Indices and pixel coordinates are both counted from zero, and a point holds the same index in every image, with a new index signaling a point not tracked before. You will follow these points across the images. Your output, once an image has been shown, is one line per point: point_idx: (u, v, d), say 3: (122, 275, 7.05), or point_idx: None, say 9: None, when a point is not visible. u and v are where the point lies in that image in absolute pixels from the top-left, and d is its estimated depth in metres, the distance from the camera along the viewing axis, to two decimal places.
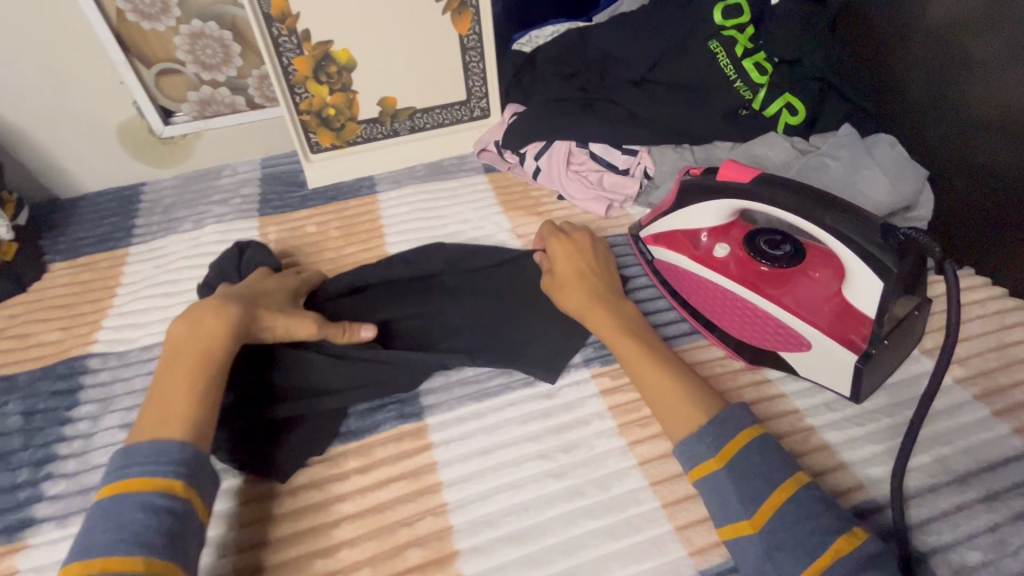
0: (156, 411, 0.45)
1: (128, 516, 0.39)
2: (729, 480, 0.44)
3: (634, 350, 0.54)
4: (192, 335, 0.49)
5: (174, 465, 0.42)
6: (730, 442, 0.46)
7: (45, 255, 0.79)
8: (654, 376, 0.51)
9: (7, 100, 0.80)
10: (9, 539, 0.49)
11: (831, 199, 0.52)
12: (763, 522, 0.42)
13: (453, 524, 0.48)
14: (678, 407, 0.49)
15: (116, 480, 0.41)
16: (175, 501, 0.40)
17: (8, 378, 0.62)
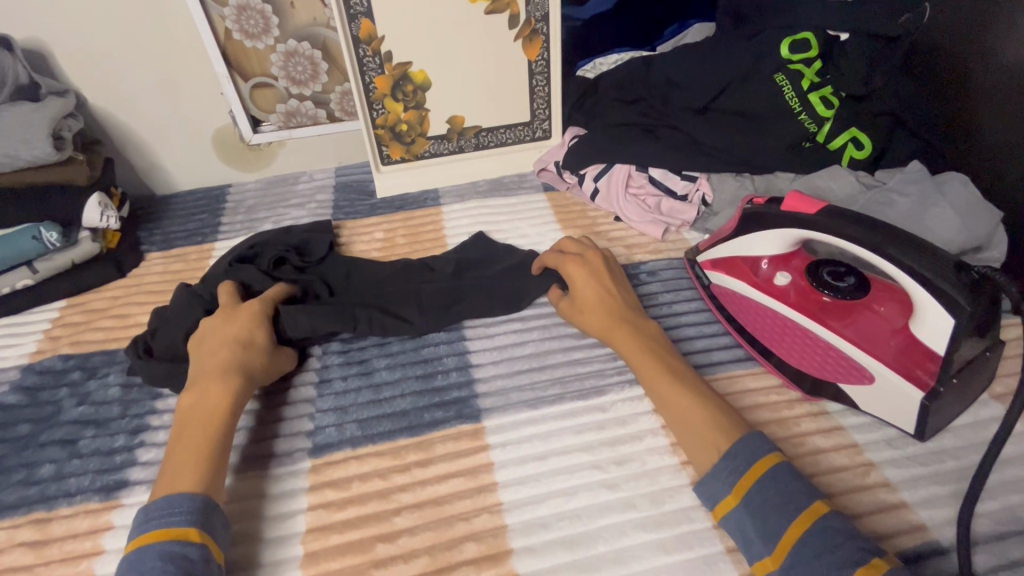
0: (175, 468, 0.48)
1: (149, 563, 0.42)
2: (746, 515, 0.46)
3: (654, 370, 0.56)
4: (200, 405, 0.53)
5: (186, 516, 0.45)
6: (744, 476, 0.47)
7: (143, 245, 0.87)
8: (681, 402, 0.53)
9: (127, 106, 0.90)
10: (106, 497, 0.54)
11: (901, 234, 0.52)
12: (783, 558, 0.43)
13: (508, 523, 0.50)
14: (701, 434, 0.51)
15: (141, 531, 0.44)
16: (190, 545, 0.43)
17: (109, 353, 0.68)
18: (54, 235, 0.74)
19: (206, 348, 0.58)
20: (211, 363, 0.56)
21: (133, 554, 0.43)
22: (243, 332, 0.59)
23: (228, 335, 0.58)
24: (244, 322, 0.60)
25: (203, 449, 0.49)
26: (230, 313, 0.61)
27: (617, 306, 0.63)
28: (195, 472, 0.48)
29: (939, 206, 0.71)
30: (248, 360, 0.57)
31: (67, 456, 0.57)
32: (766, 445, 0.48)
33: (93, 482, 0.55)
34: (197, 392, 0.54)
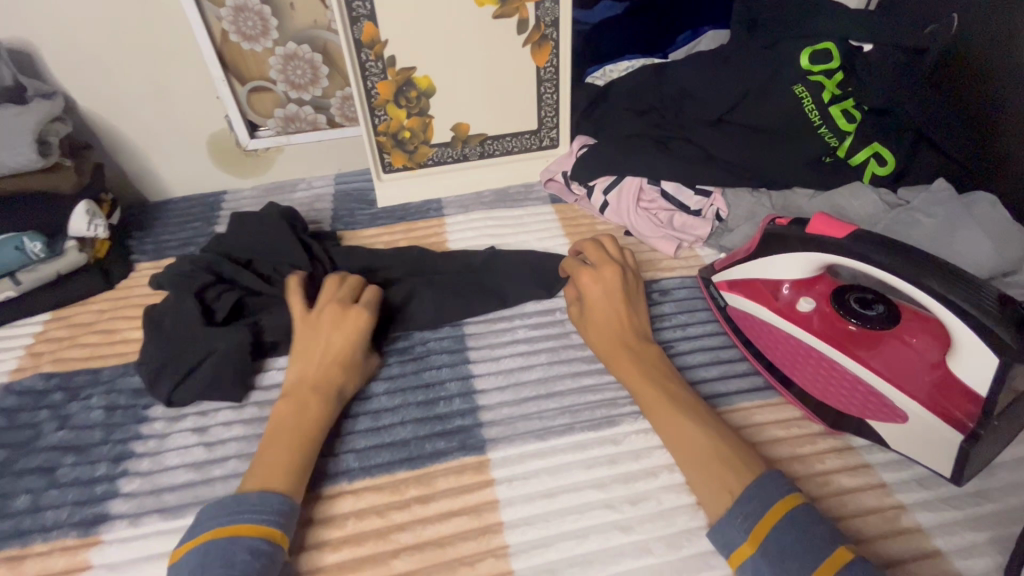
0: (268, 462, 0.49)
1: (239, 556, 0.42)
2: (765, 566, 0.43)
3: (664, 406, 0.53)
4: (295, 418, 0.52)
5: (274, 517, 0.46)
6: (760, 521, 0.44)
7: (132, 255, 0.83)
8: (686, 435, 0.51)
9: (118, 111, 0.86)
10: (85, 533, 0.50)
11: (938, 263, 0.49)
12: None
13: (515, 569, 0.47)
14: (715, 472, 0.48)
15: (229, 521, 0.44)
16: (276, 549, 0.44)
17: (92, 372, 0.65)
18: (38, 247, 0.70)
19: (320, 348, 0.57)
20: (317, 373, 0.56)
21: (221, 541, 0.43)
22: (344, 348, 0.57)
23: (333, 347, 0.57)
24: (349, 337, 0.58)
25: (302, 447, 0.51)
26: (340, 316, 0.58)
27: (623, 328, 0.60)
28: (288, 471, 0.49)
29: (967, 228, 0.68)
30: (342, 380, 0.57)
31: (44, 486, 0.54)
32: (785, 486, 0.46)
33: (71, 516, 0.51)
34: (294, 398, 0.54)
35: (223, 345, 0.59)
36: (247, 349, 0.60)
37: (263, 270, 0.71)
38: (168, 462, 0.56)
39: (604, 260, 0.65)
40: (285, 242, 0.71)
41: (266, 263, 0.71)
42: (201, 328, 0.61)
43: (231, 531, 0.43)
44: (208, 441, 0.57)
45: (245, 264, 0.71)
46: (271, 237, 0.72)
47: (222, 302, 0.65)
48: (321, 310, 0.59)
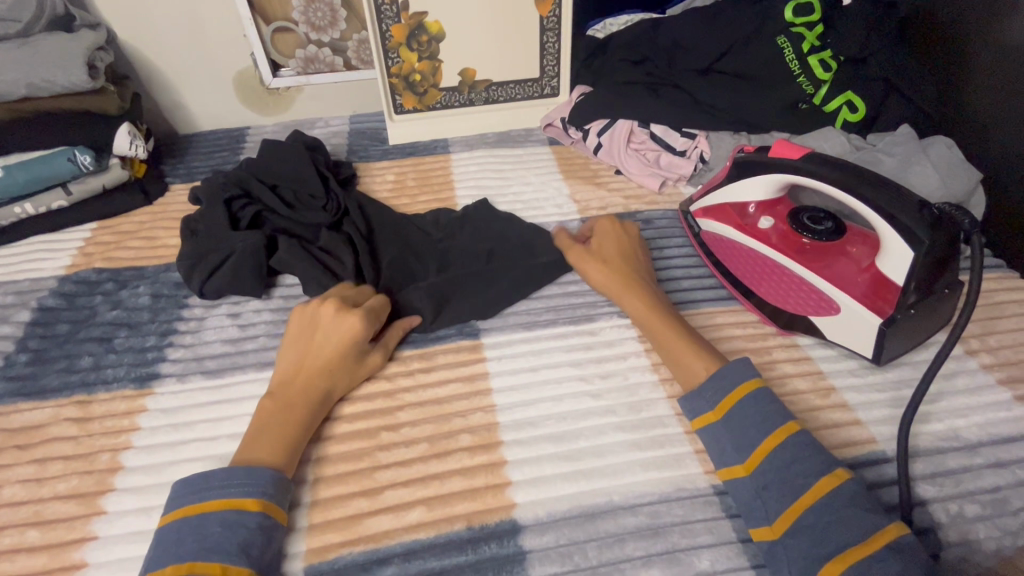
0: (256, 447, 0.49)
1: (210, 529, 0.43)
2: (725, 429, 0.50)
3: (672, 335, 0.58)
4: (280, 416, 0.52)
5: (245, 488, 0.46)
6: (728, 395, 0.51)
7: (166, 178, 0.91)
8: (684, 351, 0.57)
9: (154, 45, 0.94)
10: (140, 386, 0.60)
11: (871, 175, 0.57)
12: (755, 466, 0.48)
13: (500, 420, 0.55)
14: (688, 362, 0.56)
15: (202, 500, 0.45)
16: (246, 515, 0.44)
17: (138, 268, 0.74)
18: (87, 159, 0.79)
19: (318, 346, 0.56)
20: (308, 374, 0.55)
21: (194, 520, 0.44)
22: (337, 350, 0.56)
23: (324, 350, 0.56)
24: (344, 337, 0.56)
25: (288, 434, 0.51)
26: (337, 317, 0.57)
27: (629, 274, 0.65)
28: (274, 456, 0.49)
29: (921, 165, 0.75)
30: (333, 382, 0.55)
31: (103, 351, 0.63)
32: (751, 371, 0.52)
33: (128, 373, 0.61)
34: (285, 388, 0.54)
35: (241, 246, 0.68)
36: (261, 251, 0.68)
37: (285, 195, 0.78)
38: (207, 337, 0.65)
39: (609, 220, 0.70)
40: (307, 174, 0.79)
41: (288, 188, 0.78)
42: (227, 232, 0.70)
43: (204, 508, 0.45)
44: (240, 323, 0.67)
45: (270, 186, 0.79)
46: (293, 164, 0.80)
47: (245, 213, 0.74)
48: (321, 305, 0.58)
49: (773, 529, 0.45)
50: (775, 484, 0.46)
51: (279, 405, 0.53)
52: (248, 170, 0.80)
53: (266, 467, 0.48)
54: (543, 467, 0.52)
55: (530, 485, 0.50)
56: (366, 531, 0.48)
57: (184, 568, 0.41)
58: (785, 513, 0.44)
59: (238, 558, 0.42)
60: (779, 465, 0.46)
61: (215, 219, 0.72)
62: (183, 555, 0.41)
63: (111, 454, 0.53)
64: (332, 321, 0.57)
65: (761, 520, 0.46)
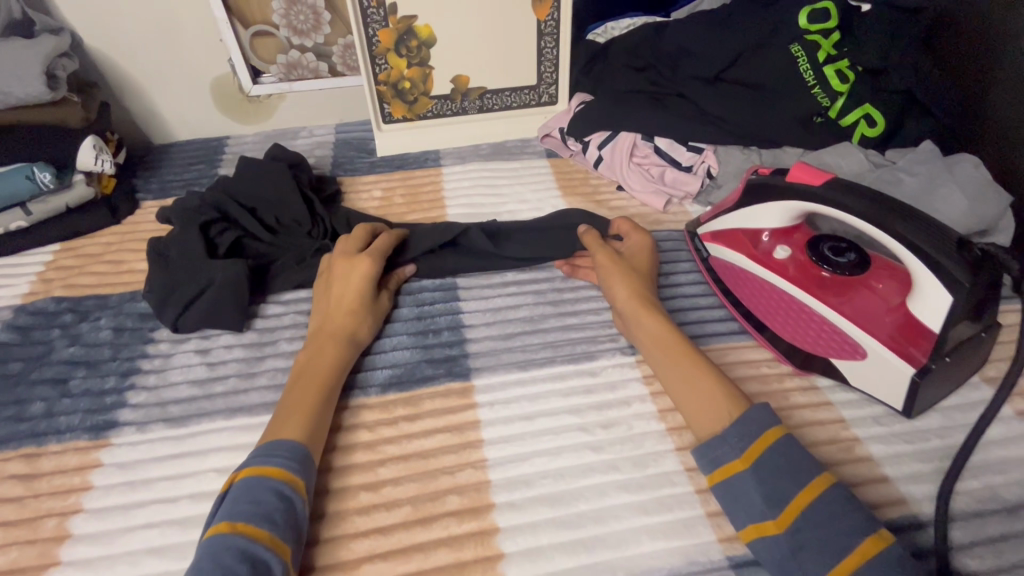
0: (286, 414, 0.50)
1: (264, 495, 0.43)
2: (754, 480, 0.45)
3: (686, 362, 0.53)
4: (313, 368, 0.54)
5: (299, 463, 0.46)
6: (753, 445, 0.46)
7: (137, 193, 0.86)
8: (705, 394, 0.51)
9: (123, 50, 0.87)
10: (96, 436, 0.54)
11: (903, 207, 0.51)
12: (790, 522, 0.43)
13: (492, 479, 0.50)
14: (707, 403, 0.50)
15: (257, 462, 0.45)
16: (298, 496, 0.44)
17: (101, 297, 0.68)
18: (48, 176, 0.72)
19: (337, 294, 0.60)
20: (333, 324, 0.58)
21: (248, 480, 0.44)
22: (355, 293, 0.60)
23: (345, 295, 0.59)
24: (357, 282, 0.60)
25: (322, 381, 0.53)
26: (348, 263, 0.61)
27: (649, 294, 0.60)
28: (308, 421, 0.49)
29: (946, 187, 0.70)
30: (357, 325, 0.59)
31: (57, 395, 0.58)
32: (772, 419, 0.47)
33: (82, 422, 0.55)
34: (315, 343, 0.57)
35: (221, 278, 0.62)
36: (243, 285, 0.63)
37: (265, 219, 0.72)
38: (173, 378, 0.60)
39: (640, 242, 0.66)
40: (287, 194, 0.72)
41: (269, 211, 0.72)
42: (202, 260, 0.64)
43: (259, 470, 0.44)
44: (210, 362, 0.61)
45: (249, 210, 0.73)
46: (274, 183, 0.73)
47: (223, 238, 0.68)
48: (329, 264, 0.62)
49: None
50: (814, 544, 0.41)
51: (311, 359, 0.55)
52: (224, 189, 0.73)
53: (299, 441, 0.48)
54: (539, 536, 0.47)
55: (525, 557, 0.45)
56: None
57: (238, 528, 0.40)
58: None
59: (285, 534, 0.42)
60: (817, 522, 0.42)
61: (189, 246, 0.65)
62: (237, 515, 0.41)
63: (59, 519, 0.48)
64: (343, 265, 0.61)
65: None
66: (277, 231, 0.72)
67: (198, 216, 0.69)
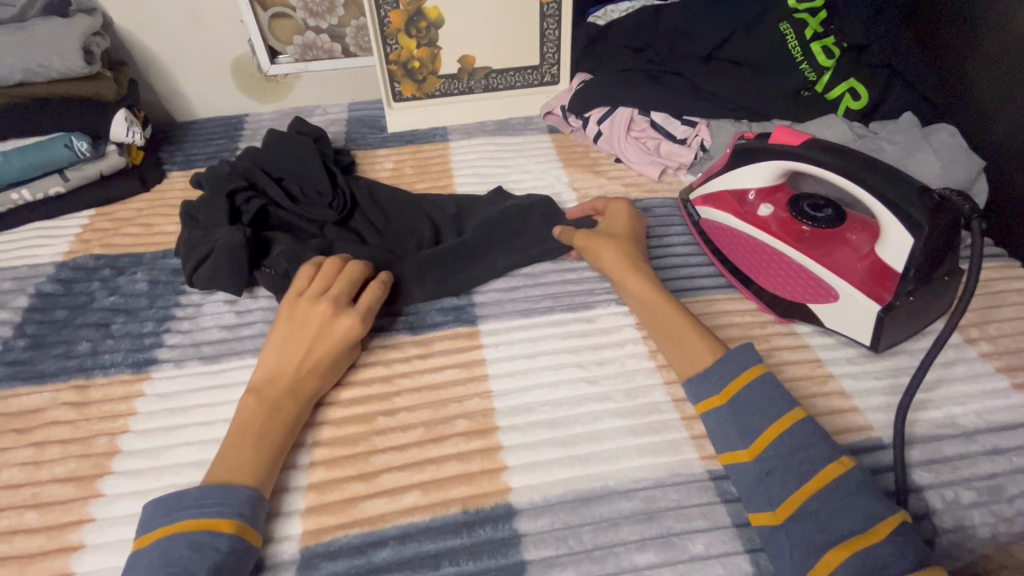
0: (230, 462, 0.47)
1: (178, 552, 0.41)
2: (729, 414, 0.50)
3: (664, 306, 0.58)
4: (264, 418, 0.50)
5: (221, 508, 0.44)
6: (733, 380, 0.51)
7: (164, 165, 0.91)
8: (689, 342, 0.55)
9: (150, 31, 0.93)
10: (137, 371, 0.60)
11: (871, 160, 0.56)
12: (759, 451, 0.47)
13: (496, 406, 0.55)
14: (691, 348, 0.55)
15: (171, 520, 0.44)
16: (218, 539, 0.42)
17: (136, 255, 0.74)
18: (85, 146, 0.78)
19: (310, 341, 0.54)
20: (293, 372, 0.53)
21: (162, 543, 0.42)
22: (329, 348, 0.54)
23: (318, 347, 0.54)
24: (336, 339, 0.55)
25: (271, 437, 0.49)
26: (331, 316, 0.55)
27: (634, 255, 0.64)
28: (256, 473, 0.47)
29: (923, 153, 0.74)
30: (321, 381, 0.54)
31: (101, 336, 0.63)
32: (754, 358, 0.51)
33: (125, 359, 0.61)
34: (271, 392, 0.52)
35: (222, 243, 0.65)
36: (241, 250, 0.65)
37: (291, 188, 0.77)
38: (205, 323, 0.65)
39: (618, 210, 0.70)
40: (313, 167, 0.77)
41: (294, 182, 0.77)
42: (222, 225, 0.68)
43: (174, 529, 0.43)
44: (238, 309, 0.67)
45: (277, 179, 0.78)
46: (302, 158, 0.78)
47: (249, 207, 0.71)
48: (312, 303, 0.56)
49: (776, 515, 0.45)
50: (783, 470, 0.46)
51: (263, 405, 0.51)
52: (255, 160, 0.78)
53: (243, 486, 0.46)
54: (539, 452, 0.52)
55: (526, 469, 0.51)
56: (362, 514, 0.48)
57: None
58: (790, 499, 0.44)
59: None
60: (784, 450, 0.46)
61: (216, 209, 0.70)
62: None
63: (108, 438, 0.54)
64: (323, 317, 0.55)
65: (764, 505, 0.46)
66: (300, 200, 0.76)
67: (228, 183, 0.73)
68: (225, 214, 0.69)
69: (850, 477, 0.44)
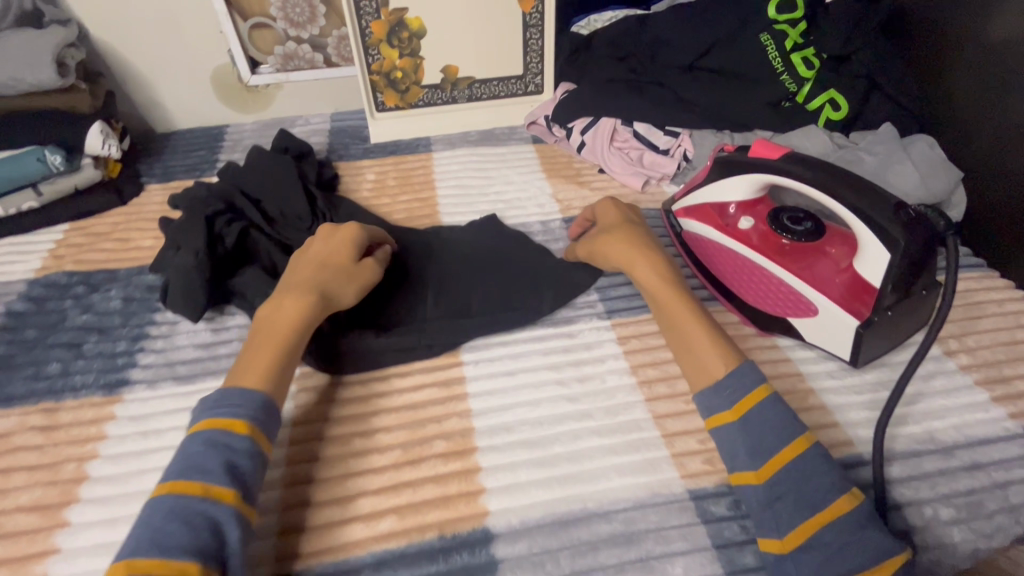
0: (245, 364, 0.51)
1: (195, 448, 0.44)
2: (740, 432, 0.48)
3: (678, 307, 0.57)
4: (273, 321, 0.54)
5: (237, 411, 0.46)
6: (744, 398, 0.49)
7: (142, 177, 0.90)
8: (699, 344, 0.54)
9: (127, 42, 0.92)
10: (108, 393, 0.59)
11: (846, 175, 0.56)
12: (768, 475, 0.46)
13: (475, 426, 0.55)
14: (705, 357, 0.53)
15: (196, 420, 0.47)
16: (233, 440, 0.45)
17: (110, 271, 0.72)
18: (58, 159, 0.77)
19: (316, 253, 0.60)
20: (300, 277, 0.57)
21: (186, 438, 0.45)
22: (332, 255, 0.60)
23: (321, 254, 0.59)
24: (336, 245, 0.60)
25: (281, 334, 0.53)
26: (326, 233, 0.61)
27: (649, 247, 0.62)
28: (268, 370, 0.50)
29: (902, 164, 0.75)
30: (326, 280, 0.57)
31: (72, 357, 0.62)
32: (758, 377, 0.50)
33: (96, 380, 0.60)
34: (277, 297, 0.56)
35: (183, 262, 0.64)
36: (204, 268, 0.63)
37: (270, 211, 0.74)
38: (180, 342, 0.64)
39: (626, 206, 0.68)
40: (293, 192, 0.75)
41: (273, 205, 0.75)
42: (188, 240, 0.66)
43: (196, 426, 0.46)
44: (214, 328, 0.66)
45: (255, 201, 0.75)
46: (281, 180, 0.76)
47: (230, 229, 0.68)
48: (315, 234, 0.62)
49: (782, 543, 0.44)
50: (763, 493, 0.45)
51: (274, 310, 0.55)
52: (234, 182, 0.76)
53: (253, 389, 0.49)
54: (517, 473, 0.51)
55: (504, 491, 0.50)
56: (337, 540, 0.47)
57: (166, 487, 0.42)
58: (798, 531, 0.43)
59: (223, 479, 0.43)
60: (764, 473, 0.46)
61: (193, 232, 0.66)
62: (170, 474, 0.43)
63: (77, 463, 0.52)
64: (324, 233, 0.61)
65: (770, 532, 0.45)
66: (280, 223, 0.74)
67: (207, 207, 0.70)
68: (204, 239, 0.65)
69: (828, 492, 0.44)
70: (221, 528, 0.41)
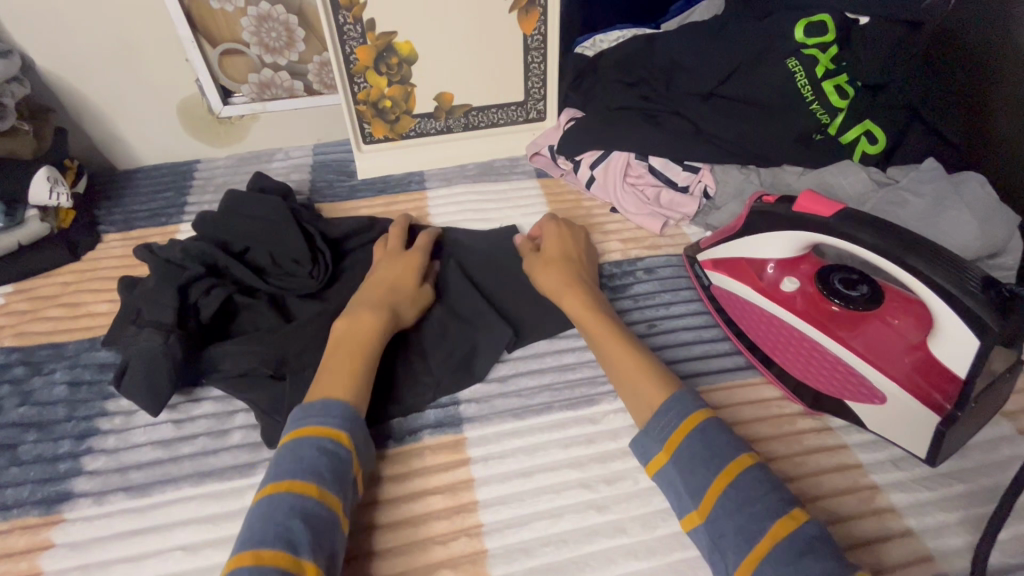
0: (329, 377, 0.49)
1: (307, 452, 0.43)
2: (677, 472, 0.44)
3: (602, 332, 0.54)
4: (351, 332, 0.53)
5: (338, 420, 0.46)
6: (676, 430, 0.45)
7: (99, 225, 0.80)
8: (630, 377, 0.50)
9: (79, 73, 0.82)
10: (46, 512, 0.49)
11: (917, 241, 0.48)
12: (708, 512, 0.42)
13: (488, 548, 0.46)
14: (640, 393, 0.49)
15: (296, 424, 0.45)
16: (341, 448, 0.44)
17: (56, 346, 0.63)
18: None
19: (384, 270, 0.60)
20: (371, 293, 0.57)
21: (289, 444, 0.44)
22: (400, 272, 0.60)
23: (390, 273, 0.60)
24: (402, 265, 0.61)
25: (361, 348, 0.51)
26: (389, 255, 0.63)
27: (574, 275, 0.60)
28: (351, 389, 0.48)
29: (954, 209, 0.67)
30: (398, 301, 0.57)
31: (4, 463, 0.52)
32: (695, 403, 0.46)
33: (33, 494, 0.50)
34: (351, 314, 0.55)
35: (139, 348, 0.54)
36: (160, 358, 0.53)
37: (259, 261, 0.64)
38: (136, 439, 0.54)
39: (560, 229, 0.66)
40: (288, 240, 0.64)
41: (263, 253, 0.65)
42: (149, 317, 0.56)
43: (299, 430, 0.44)
44: (176, 419, 0.56)
45: (242, 250, 0.65)
46: (271, 223, 0.66)
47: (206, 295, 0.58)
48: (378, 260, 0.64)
49: None
50: None
51: (350, 323, 0.54)
52: (217, 229, 0.66)
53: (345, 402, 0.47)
54: None
55: None
56: None
57: (282, 486, 0.41)
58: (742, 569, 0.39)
59: (334, 486, 0.42)
60: None
61: (158, 302, 0.56)
62: (281, 475, 0.42)
63: None
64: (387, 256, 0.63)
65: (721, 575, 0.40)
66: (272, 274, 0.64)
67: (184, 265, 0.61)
68: (174, 311, 0.56)
69: None
70: (334, 539, 0.40)
